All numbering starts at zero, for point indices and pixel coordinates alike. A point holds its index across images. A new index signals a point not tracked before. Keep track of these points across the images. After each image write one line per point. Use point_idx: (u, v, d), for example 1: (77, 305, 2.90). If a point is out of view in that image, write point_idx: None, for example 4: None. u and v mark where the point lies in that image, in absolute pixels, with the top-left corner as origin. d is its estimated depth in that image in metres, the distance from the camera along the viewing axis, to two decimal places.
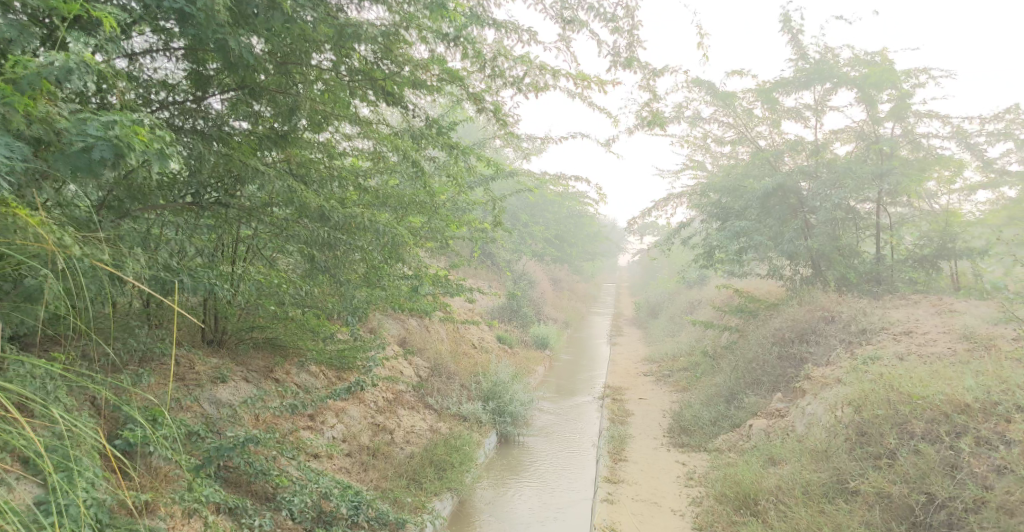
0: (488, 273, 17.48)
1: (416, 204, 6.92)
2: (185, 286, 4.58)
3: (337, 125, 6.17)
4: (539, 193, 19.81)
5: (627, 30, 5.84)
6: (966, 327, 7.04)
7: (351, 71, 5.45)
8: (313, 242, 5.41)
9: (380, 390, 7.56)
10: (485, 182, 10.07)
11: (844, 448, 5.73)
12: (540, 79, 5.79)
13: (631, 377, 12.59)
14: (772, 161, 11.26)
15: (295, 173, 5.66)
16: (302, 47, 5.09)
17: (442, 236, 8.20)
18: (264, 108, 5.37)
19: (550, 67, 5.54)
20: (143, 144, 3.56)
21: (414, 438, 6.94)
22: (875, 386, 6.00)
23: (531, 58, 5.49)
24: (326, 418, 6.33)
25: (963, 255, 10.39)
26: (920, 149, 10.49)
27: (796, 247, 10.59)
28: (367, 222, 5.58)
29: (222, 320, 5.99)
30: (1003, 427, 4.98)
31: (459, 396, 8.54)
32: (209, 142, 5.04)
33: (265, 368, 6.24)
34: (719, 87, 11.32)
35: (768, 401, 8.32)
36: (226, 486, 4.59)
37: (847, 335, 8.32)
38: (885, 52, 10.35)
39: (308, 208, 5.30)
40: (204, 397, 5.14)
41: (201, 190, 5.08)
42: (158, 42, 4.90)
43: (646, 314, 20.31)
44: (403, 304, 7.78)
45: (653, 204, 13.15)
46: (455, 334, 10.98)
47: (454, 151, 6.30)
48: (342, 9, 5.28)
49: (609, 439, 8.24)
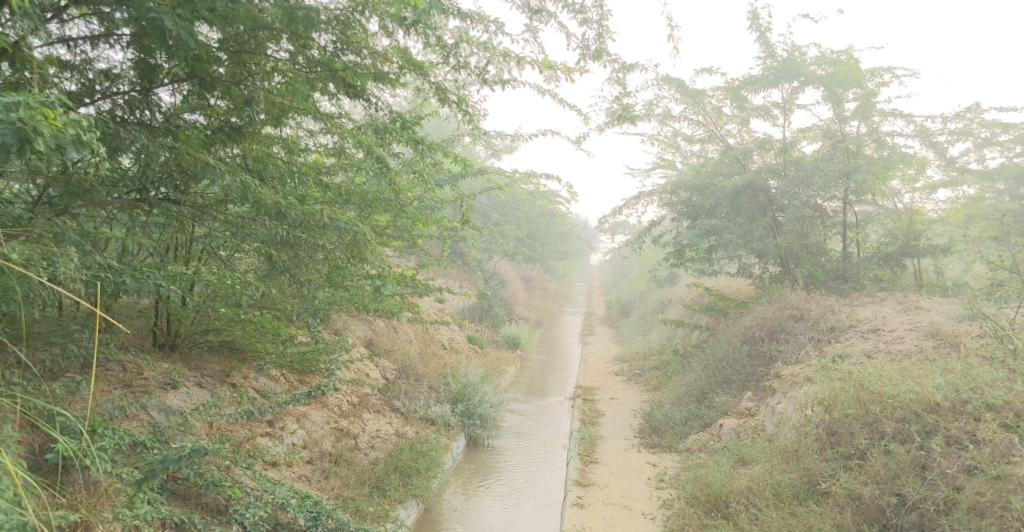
0: (458, 272, 17.29)
1: (381, 201, 6.70)
2: (129, 289, 4.37)
3: (296, 119, 5.93)
4: (510, 191, 19.67)
5: (596, 21, 5.70)
6: (932, 324, 7.06)
7: (310, 62, 5.21)
8: (271, 241, 5.23)
9: (345, 393, 7.33)
10: (453, 179, 9.90)
11: (814, 447, 5.69)
12: (504, 71, 5.63)
13: (602, 377, 12.50)
14: (741, 159, 11.26)
15: (251, 168, 5.47)
16: (257, 34, 4.91)
17: (409, 235, 8.00)
18: (218, 100, 5.17)
19: (514, 59, 5.39)
20: (54, 129, 3.47)
21: (378, 443, 6.73)
22: (845, 385, 5.95)
23: (495, 45, 5.30)
24: (286, 424, 6.10)
25: (927, 253, 10.50)
26: (885, 148, 10.59)
27: (766, 245, 10.59)
28: (328, 220, 5.37)
29: (172, 322, 5.69)
30: (972, 426, 4.97)
31: (427, 399, 8.35)
32: (155, 135, 4.83)
33: (221, 373, 6.00)
34: (688, 84, 11.29)
35: (738, 400, 8.28)
36: (174, 498, 4.38)
37: (816, 333, 8.31)
38: (851, 50, 10.41)
39: (264, 205, 5.08)
40: (152, 405, 4.88)
41: (147, 185, 4.85)
42: (102, 29, 4.71)
43: (617, 313, 20.27)
44: (368, 304, 7.56)
45: (624, 202, 13.09)
46: (423, 335, 10.78)
47: (419, 146, 6.10)
48: None
49: (580, 440, 8.14)
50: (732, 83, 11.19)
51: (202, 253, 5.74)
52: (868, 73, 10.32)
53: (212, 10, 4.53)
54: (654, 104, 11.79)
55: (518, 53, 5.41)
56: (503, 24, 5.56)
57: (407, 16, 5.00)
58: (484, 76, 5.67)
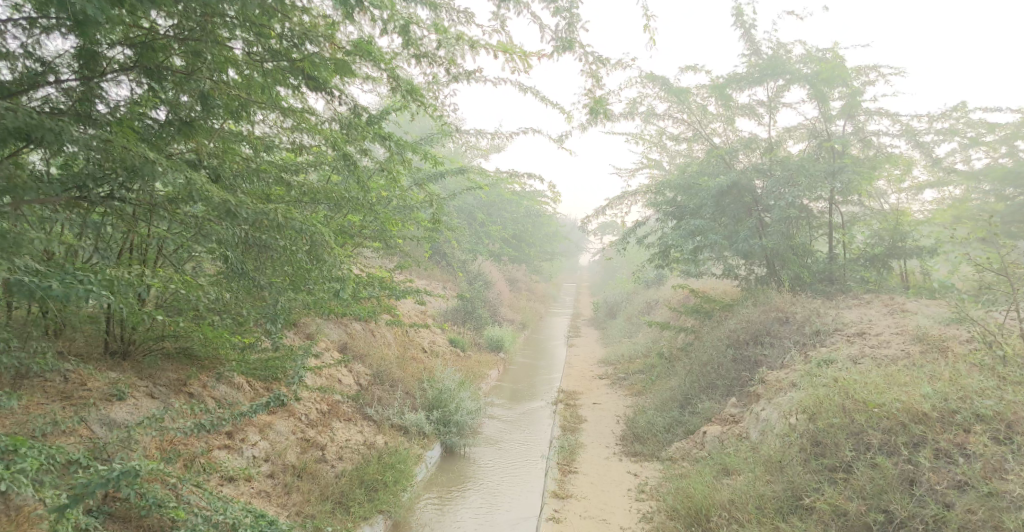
0: (441, 274, 16.99)
1: (348, 200, 6.40)
2: (56, 294, 4.16)
3: (261, 114, 5.59)
4: (494, 190, 19.42)
5: (567, 9, 5.46)
6: (919, 328, 6.82)
7: (269, 52, 4.96)
8: (229, 243, 4.94)
9: (314, 400, 7.01)
10: (432, 177, 9.60)
11: (798, 458, 5.45)
12: (463, 57, 5.43)
13: (586, 381, 12.22)
14: (726, 158, 11.02)
15: (205, 165, 5.09)
16: (209, 20, 4.66)
17: (383, 236, 7.72)
18: (172, 92, 4.91)
19: (474, 45, 5.18)
20: None
21: (347, 454, 6.44)
22: (830, 392, 5.71)
23: (446, 28, 5.00)
24: (247, 436, 5.81)
25: (914, 255, 10.36)
26: (871, 148, 10.49)
27: (752, 246, 10.34)
28: (286, 219, 5.04)
29: (126, 328, 5.32)
30: (961, 439, 4.76)
31: (402, 405, 8.02)
32: (96, 128, 4.56)
33: (177, 381, 5.64)
34: (673, 82, 11.07)
35: (723, 405, 8.04)
36: (112, 521, 4.24)
37: (802, 337, 8.10)
38: (836, 48, 10.25)
39: (214, 204, 4.77)
40: (94, 419, 4.76)
41: (89, 183, 4.55)
42: (43, 15, 4.44)
43: (605, 314, 20.08)
44: (338, 308, 7.25)
45: (608, 202, 12.81)
46: (403, 338, 10.47)
47: (386, 142, 5.80)
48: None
49: (559, 449, 7.89)
50: (716, 81, 10.98)
51: (159, 256, 5.41)
52: (854, 72, 10.20)
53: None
54: (638, 103, 11.58)
55: (473, 38, 5.18)
56: (470, 16, 5.33)
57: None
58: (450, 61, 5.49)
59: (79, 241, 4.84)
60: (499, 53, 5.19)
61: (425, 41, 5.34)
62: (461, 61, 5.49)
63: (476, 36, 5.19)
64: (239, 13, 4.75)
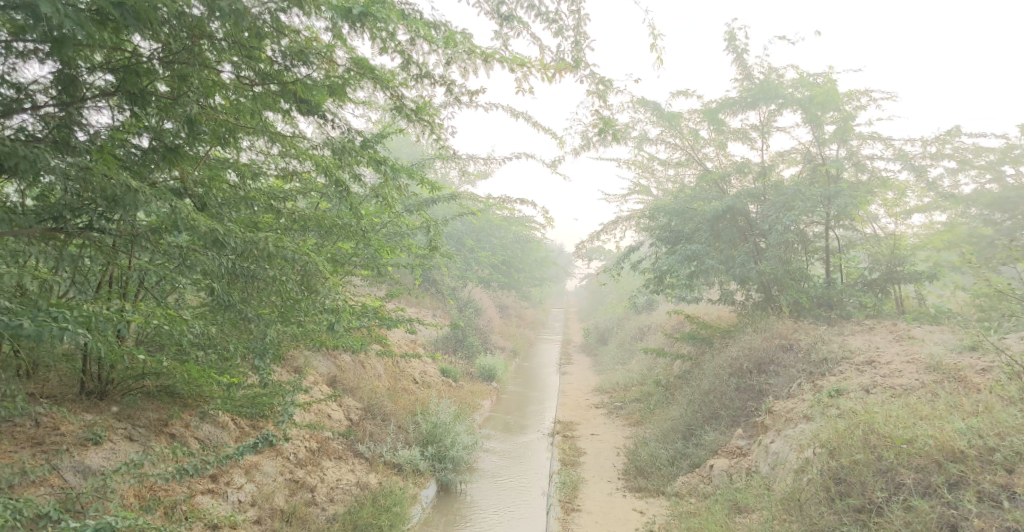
0: (431, 301, 16.66)
1: (340, 226, 6.13)
2: (26, 333, 3.85)
3: (249, 139, 5.32)
4: (484, 216, 19.21)
5: (572, 28, 5.29)
6: (932, 356, 6.60)
7: (259, 76, 4.73)
8: (215, 274, 4.64)
9: (302, 438, 6.63)
10: (422, 202, 9.32)
11: (820, 498, 5.19)
12: (470, 71, 5.21)
13: (581, 411, 11.88)
14: (719, 183, 10.87)
15: (190, 194, 4.80)
16: (195, 42, 4.40)
17: (374, 264, 7.42)
18: (157, 118, 4.65)
19: (484, 58, 4.92)
20: None
21: (338, 496, 6.09)
22: (850, 426, 5.47)
23: (457, 40, 4.74)
24: (233, 478, 5.43)
25: (913, 279, 10.24)
26: (864, 171, 10.35)
27: (748, 271, 10.14)
28: (274, 247, 4.75)
29: (103, 367, 4.93)
30: (1005, 479, 4.54)
31: (395, 441, 7.66)
32: (73, 155, 4.28)
33: (158, 422, 5.25)
34: (665, 107, 10.93)
35: (728, 437, 7.75)
36: None
37: (807, 365, 7.84)
38: (828, 72, 10.18)
39: (199, 233, 4.48)
40: (67, 466, 4.42)
41: (65, 214, 4.26)
42: (17, 38, 4.16)
43: (595, 340, 19.79)
44: (326, 340, 6.91)
45: (601, 227, 12.57)
46: (393, 369, 10.09)
47: (381, 167, 5.53)
48: (284, 13, 4.65)
49: (560, 485, 7.54)
50: (709, 106, 10.88)
51: (140, 289, 5.09)
52: (846, 96, 10.13)
53: (120, 3, 3.99)
54: (630, 128, 11.44)
55: (486, 50, 4.91)
56: None
57: (353, 5, 4.29)
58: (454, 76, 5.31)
59: (53, 275, 4.52)
60: (505, 64, 5.02)
61: (426, 59, 5.12)
62: (466, 74, 5.23)
63: (487, 49, 4.95)
64: (228, 33, 4.52)
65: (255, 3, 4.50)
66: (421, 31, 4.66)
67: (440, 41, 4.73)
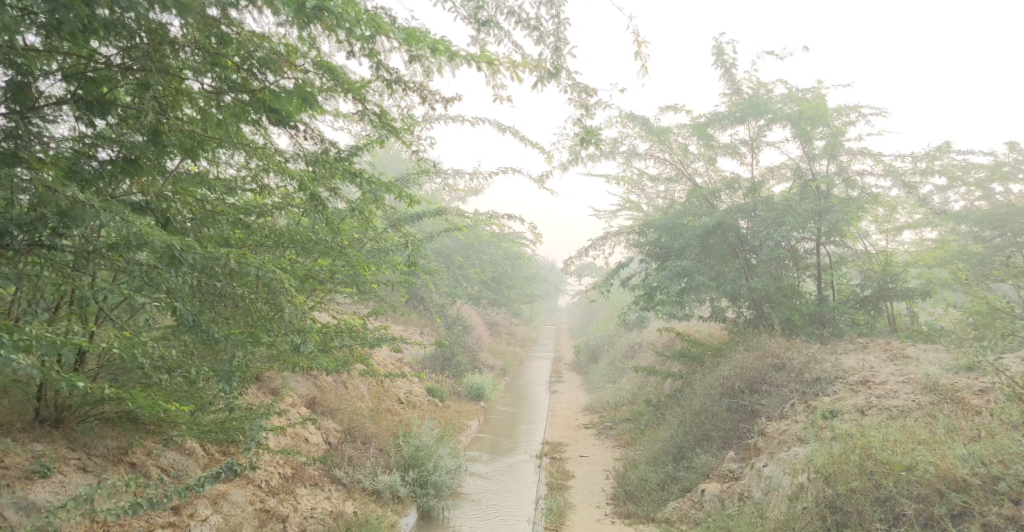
0: (418, 319, 16.40)
1: (316, 243, 5.88)
2: None
3: (222, 153, 5.07)
4: (472, 232, 19.03)
5: (551, 33, 5.11)
6: (928, 376, 6.39)
7: (228, 84, 4.50)
8: (178, 293, 4.36)
9: (275, 463, 6.34)
10: (408, 218, 9.10)
11: (815, 527, 4.97)
12: (437, 71, 5.05)
13: (570, 431, 11.59)
14: (709, 199, 10.71)
15: (153, 209, 4.52)
16: (156, 49, 4.18)
17: (356, 281, 7.16)
18: (118, 129, 4.40)
19: (451, 57, 4.72)
20: None
21: (311, 526, 5.78)
22: (846, 451, 5.26)
23: (422, 36, 4.53)
24: (197, 509, 5.15)
25: (907, 296, 10.07)
26: (854, 188, 10.18)
27: (738, 287, 9.95)
28: (239, 266, 4.44)
29: (58, 393, 4.66)
30: (1011, 511, 4.31)
31: (375, 466, 7.35)
32: (23, 167, 4.04)
33: (118, 450, 4.98)
34: (652, 122, 10.75)
35: (720, 459, 7.49)
36: None
37: (800, 385, 7.61)
38: (817, 87, 10.06)
39: (157, 249, 4.20)
40: (7, 502, 4.18)
41: (14, 230, 4.00)
42: None
43: (586, 357, 19.51)
44: (302, 362, 6.62)
45: (590, 243, 12.34)
46: (377, 389, 9.80)
47: (357, 180, 5.23)
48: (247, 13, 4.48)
49: (546, 512, 7.27)
50: (697, 121, 10.76)
51: (102, 312, 4.81)
52: (836, 111, 10.01)
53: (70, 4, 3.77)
54: (619, 143, 11.30)
55: (455, 49, 4.75)
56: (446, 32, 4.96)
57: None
58: (424, 80, 5.12)
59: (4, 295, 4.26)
60: (474, 63, 4.84)
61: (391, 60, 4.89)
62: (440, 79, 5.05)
63: (456, 48, 4.76)
64: (192, 40, 4.32)
65: (220, 7, 4.31)
66: (382, 28, 4.40)
67: (403, 38, 4.52)
